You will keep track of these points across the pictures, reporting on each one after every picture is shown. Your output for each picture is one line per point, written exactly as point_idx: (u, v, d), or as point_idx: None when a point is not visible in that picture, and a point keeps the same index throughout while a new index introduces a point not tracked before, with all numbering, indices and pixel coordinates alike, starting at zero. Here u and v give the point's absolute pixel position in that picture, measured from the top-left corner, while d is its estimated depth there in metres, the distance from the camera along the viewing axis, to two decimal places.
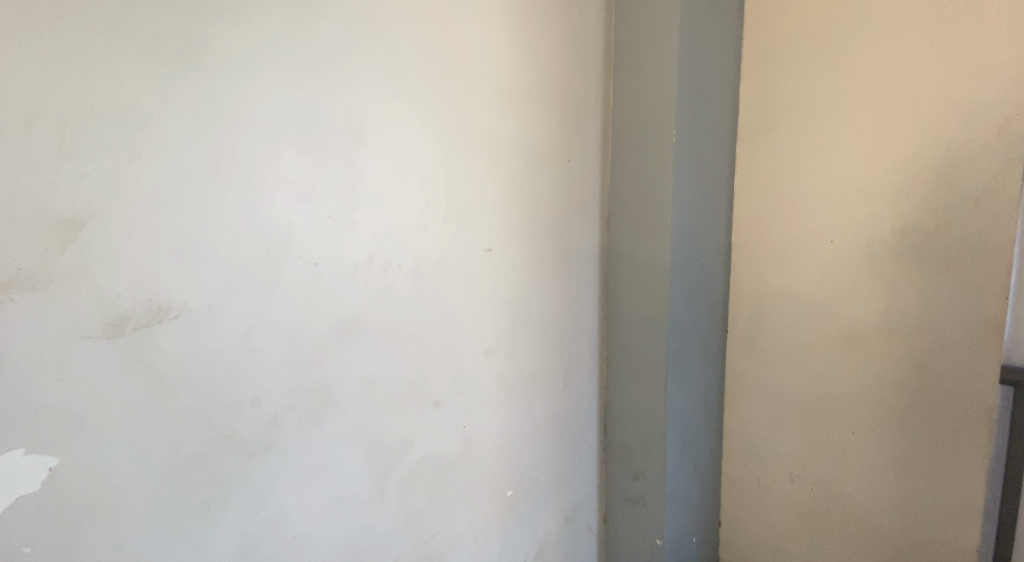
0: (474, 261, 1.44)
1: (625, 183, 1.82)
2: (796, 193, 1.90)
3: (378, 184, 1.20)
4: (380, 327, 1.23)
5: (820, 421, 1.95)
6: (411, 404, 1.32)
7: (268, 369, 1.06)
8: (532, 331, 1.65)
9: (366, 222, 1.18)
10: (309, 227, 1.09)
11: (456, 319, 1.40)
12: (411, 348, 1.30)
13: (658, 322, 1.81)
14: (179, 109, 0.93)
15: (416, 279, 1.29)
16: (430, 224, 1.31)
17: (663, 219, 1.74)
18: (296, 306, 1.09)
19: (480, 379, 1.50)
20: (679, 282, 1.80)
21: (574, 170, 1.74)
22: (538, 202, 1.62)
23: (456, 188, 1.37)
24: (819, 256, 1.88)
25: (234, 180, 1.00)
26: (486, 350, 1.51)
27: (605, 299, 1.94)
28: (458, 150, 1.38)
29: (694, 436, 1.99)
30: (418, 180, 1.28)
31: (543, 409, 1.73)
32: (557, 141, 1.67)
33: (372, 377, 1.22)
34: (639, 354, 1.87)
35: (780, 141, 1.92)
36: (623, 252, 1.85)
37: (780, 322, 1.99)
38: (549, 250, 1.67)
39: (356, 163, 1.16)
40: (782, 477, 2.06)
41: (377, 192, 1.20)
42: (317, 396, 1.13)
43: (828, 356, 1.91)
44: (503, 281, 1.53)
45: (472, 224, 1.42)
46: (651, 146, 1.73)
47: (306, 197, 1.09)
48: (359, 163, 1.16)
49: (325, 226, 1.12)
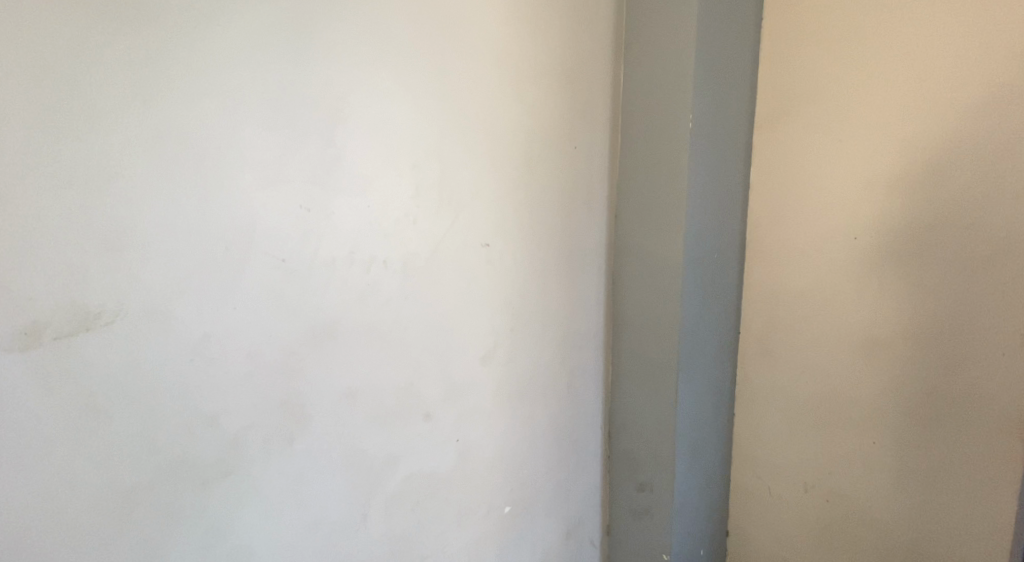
0: (471, 257, 1.30)
1: (635, 174, 1.67)
2: (816, 186, 1.76)
3: (359, 170, 1.05)
4: (360, 332, 1.08)
5: (838, 430, 1.81)
6: (398, 417, 1.18)
7: (227, 382, 0.92)
8: (535, 333, 1.51)
9: (344, 214, 1.03)
10: (277, 220, 0.95)
11: (449, 322, 1.26)
12: (397, 355, 1.16)
13: (669, 324, 1.67)
14: (116, 80, 0.79)
15: (403, 277, 1.14)
16: (420, 216, 1.17)
17: (676, 213, 1.60)
18: (261, 310, 0.94)
19: (476, 388, 1.36)
20: (691, 281, 1.65)
21: (581, 158, 1.60)
22: (541, 192, 1.48)
23: (451, 175, 1.23)
24: (841, 255, 1.73)
25: (182, 163, 0.85)
26: (483, 356, 1.36)
27: (611, 299, 1.79)
28: (453, 134, 1.23)
29: (704, 446, 1.86)
30: (402, 168, 1.13)
31: (545, 419, 1.60)
32: (562, 126, 1.52)
33: (350, 388, 1.08)
34: (647, 357, 1.73)
35: (800, 130, 1.77)
36: (632, 248, 1.71)
37: (797, 324, 1.84)
38: (553, 246, 1.53)
39: (331, 147, 1.01)
40: (796, 488, 1.92)
41: (358, 180, 1.05)
42: (287, 411, 0.99)
43: (847, 362, 1.76)
44: (504, 279, 1.39)
45: (470, 216, 1.28)
46: (665, 135, 1.60)
47: (271, 184, 0.94)
48: (337, 146, 1.02)
49: (295, 219, 0.97)
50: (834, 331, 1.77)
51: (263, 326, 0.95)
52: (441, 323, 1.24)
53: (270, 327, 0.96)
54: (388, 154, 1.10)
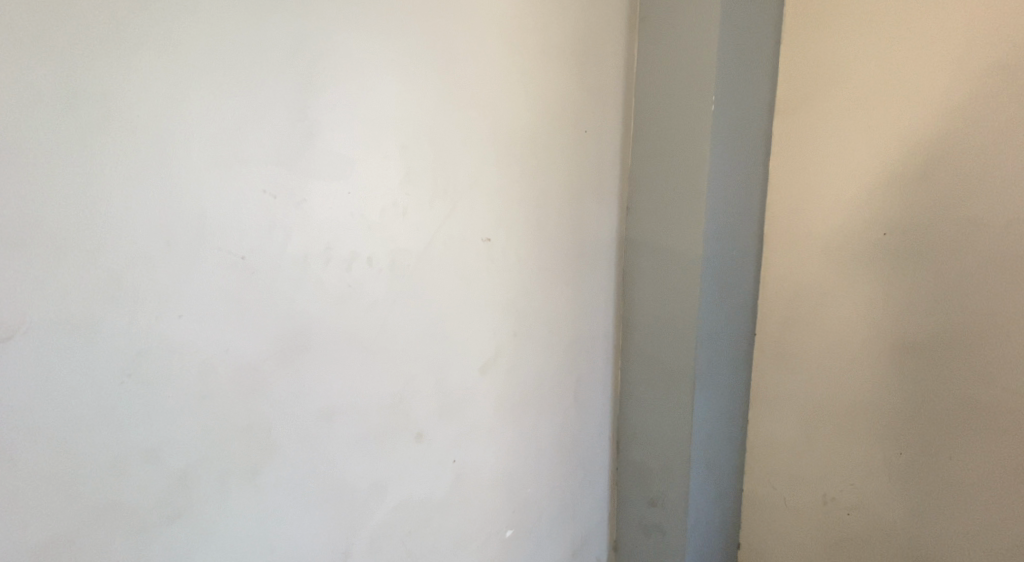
0: (469, 254, 1.13)
1: (649, 162, 1.52)
2: (843, 174, 1.59)
3: (335, 150, 0.89)
4: (334, 340, 0.91)
5: (861, 439, 1.65)
6: (385, 439, 1.02)
7: (169, 406, 0.76)
8: (541, 337, 1.35)
9: (316, 203, 0.87)
10: (232, 209, 0.79)
11: (445, 328, 1.10)
12: (381, 365, 0.99)
13: (685, 326, 1.52)
14: (12, 28, 0.62)
15: (388, 276, 0.98)
16: (410, 207, 1.00)
17: (695, 204, 1.44)
18: (211, 318, 0.78)
19: (474, 402, 1.20)
20: (710, 278, 1.50)
21: (591, 144, 1.43)
22: (546, 181, 1.31)
23: (446, 159, 1.07)
24: (868, 251, 1.57)
25: (108, 137, 0.69)
26: (483, 365, 1.20)
27: (621, 298, 1.64)
28: (448, 111, 1.07)
29: (718, 458, 1.71)
30: (385, 150, 0.96)
31: (550, 434, 1.44)
32: (572, 107, 1.36)
33: (323, 407, 0.91)
34: (660, 362, 1.58)
35: (827, 112, 1.59)
36: (646, 243, 1.55)
37: (819, 324, 1.67)
38: (560, 240, 1.37)
39: (299, 124, 0.84)
40: (814, 500, 1.76)
41: (332, 163, 0.88)
42: (246, 437, 0.83)
43: (874, 366, 1.60)
44: (507, 278, 1.23)
45: (467, 207, 1.12)
46: (684, 117, 1.44)
47: (224, 166, 0.78)
48: (308, 120, 0.85)
49: (254, 208, 0.81)
50: (859, 332, 1.61)
51: (214, 337, 0.79)
52: (436, 328, 1.08)
53: (222, 338, 0.79)
54: (370, 133, 0.93)
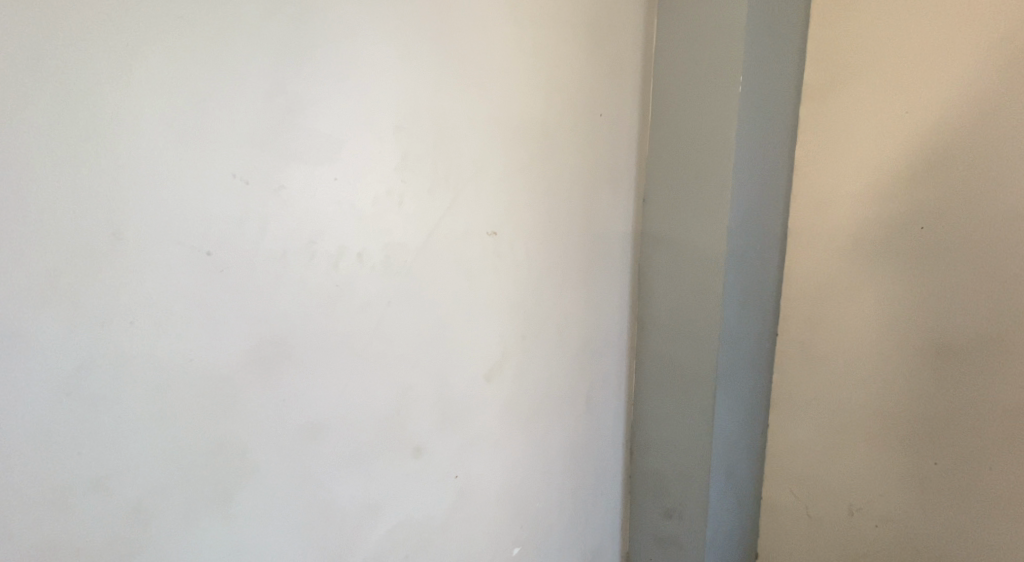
0: (473, 249, 1.02)
1: (669, 150, 1.40)
2: (878, 163, 1.45)
3: (319, 130, 0.77)
4: (318, 346, 0.80)
5: (893, 447, 1.53)
6: (378, 455, 0.91)
7: (120, 430, 0.65)
8: (551, 340, 1.24)
9: (297, 189, 0.75)
10: (195, 195, 0.67)
11: (447, 330, 0.99)
12: (372, 374, 0.88)
13: (707, 326, 1.40)
14: None
15: (382, 274, 0.86)
16: (407, 196, 0.89)
17: (720, 194, 1.33)
18: (169, 326, 0.67)
19: (479, 412, 1.08)
20: (734, 275, 1.38)
21: (606, 129, 1.31)
22: (557, 171, 1.20)
23: (449, 144, 0.95)
24: (903, 247, 1.44)
25: (45, 111, 0.57)
26: (489, 371, 1.09)
27: (636, 296, 1.52)
28: (450, 90, 0.95)
29: (739, 467, 1.59)
30: (375, 129, 0.83)
31: (562, 445, 1.31)
32: (587, 88, 1.24)
33: (303, 422, 0.80)
34: (679, 365, 1.46)
35: (861, 94, 1.45)
36: (664, 237, 1.44)
37: (847, 324, 1.54)
38: (571, 234, 1.25)
39: (275, 97, 0.72)
40: (839, 510, 1.64)
41: (315, 145, 0.77)
42: (214, 461, 0.73)
43: (908, 370, 1.47)
44: (514, 276, 1.12)
45: (471, 197, 1.00)
46: (709, 101, 1.32)
47: (185, 146, 0.66)
48: (287, 94, 0.73)
49: (220, 195, 0.69)
50: (892, 334, 1.48)
51: (175, 347, 0.68)
52: (437, 330, 0.97)
53: (185, 347, 0.68)
54: (358, 110, 0.81)
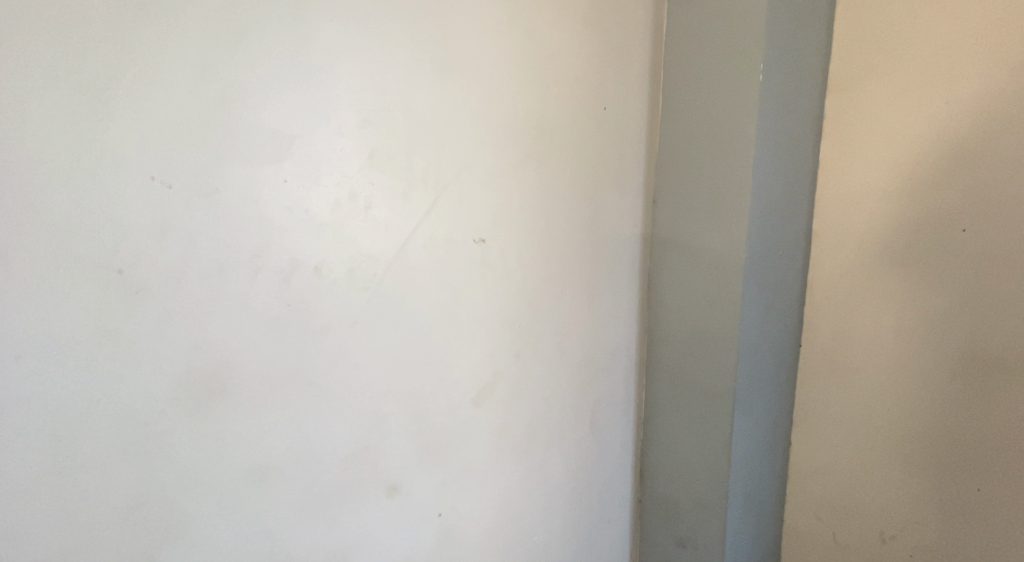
0: (457, 259, 0.90)
1: (682, 146, 1.27)
2: (913, 157, 1.30)
3: (264, 124, 0.65)
4: (266, 377, 0.69)
5: (930, 472, 1.37)
6: (344, 498, 0.79)
7: (11, 487, 0.54)
8: (549, 358, 1.12)
9: (236, 194, 0.64)
10: (101, 202, 0.56)
11: (426, 352, 0.87)
12: (333, 406, 0.76)
13: (724, 339, 1.27)
14: None
15: (345, 290, 0.75)
16: (375, 201, 0.77)
17: (737, 194, 1.20)
18: (70, 361, 0.56)
19: (465, 441, 0.96)
20: (753, 282, 1.25)
21: (611, 124, 1.19)
22: (556, 169, 1.07)
23: (428, 141, 0.83)
24: (943, 252, 1.29)
25: None
26: (477, 394, 0.97)
27: (645, 305, 1.40)
28: (430, 79, 0.83)
29: (759, 493, 1.45)
30: (335, 122, 0.71)
31: (562, 473, 1.19)
32: (589, 79, 1.12)
33: (249, 466, 0.69)
34: (694, 381, 1.34)
35: (895, 82, 1.31)
36: (677, 242, 1.31)
37: (878, 336, 1.39)
38: (572, 240, 1.13)
39: (205, 87, 0.61)
40: (869, 539, 1.48)
41: (259, 141, 0.65)
42: (134, 517, 0.62)
43: (948, 387, 1.32)
44: (505, 288, 1.00)
45: (455, 199, 0.88)
46: (726, 91, 1.19)
47: (92, 142, 0.55)
48: (222, 80, 0.62)
49: (133, 202, 0.58)
50: (930, 347, 1.33)
51: (81, 386, 0.57)
52: (414, 351, 0.85)
53: (91, 385, 0.57)
54: (313, 102, 0.69)
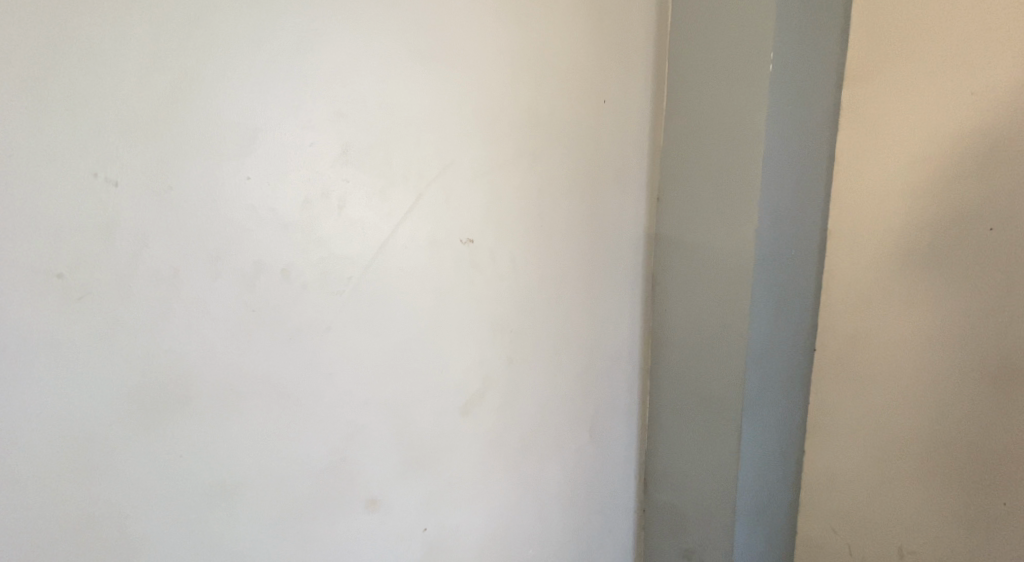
0: (442, 260, 0.85)
1: (688, 141, 1.21)
2: (936, 152, 1.23)
3: (225, 117, 0.61)
4: (229, 387, 0.65)
5: (953, 484, 1.30)
6: (318, 514, 0.75)
7: None
8: (545, 363, 1.07)
9: (192, 191, 0.59)
10: (39, 199, 0.52)
11: (408, 359, 0.83)
12: (304, 417, 0.71)
13: (731, 343, 1.21)
14: None
15: (317, 293, 0.70)
16: (351, 199, 0.72)
17: (746, 191, 1.14)
18: (9, 372, 0.52)
19: (453, 451, 0.91)
20: (763, 284, 1.19)
21: (612, 118, 1.13)
22: (553, 166, 1.02)
23: (410, 136, 0.78)
24: (967, 252, 1.22)
25: None
26: (466, 402, 0.92)
27: (650, 308, 1.34)
28: (412, 69, 0.78)
29: (769, 503, 1.39)
30: (305, 115, 0.67)
31: (559, 483, 1.14)
32: (588, 71, 1.07)
33: (211, 482, 0.65)
34: (700, 386, 1.28)
35: (917, 73, 1.24)
36: (682, 241, 1.25)
37: (897, 341, 1.32)
38: (570, 240, 1.08)
39: (159, 77, 0.57)
40: (887, 553, 1.41)
41: (219, 135, 0.61)
42: (81, 538, 0.58)
43: (971, 395, 1.25)
44: (496, 290, 0.95)
45: (440, 198, 0.84)
46: (734, 83, 1.12)
47: (29, 137, 0.51)
48: (176, 69, 0.58)
49: (76, 199, 0.54)
50: (952, 353, 1.26)
51: (21, 398, 0.53)
52: (396, 357, 0.81)
53: (33, 398, 0.53)
54: (280, 94, 0.65)
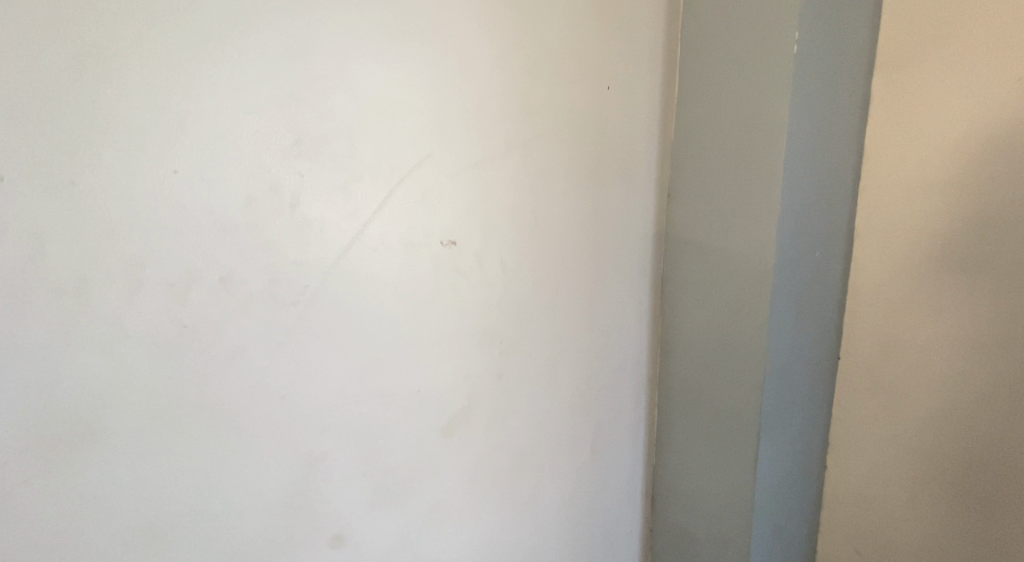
0: (419, 265, 0.76)
1: (702, 131, 1.10)
2: (978, 144, 1.10)
3: (142, 100, 0.52)
4: (154, 414, 0.56)
5: (991, 511, 1.18)
6: (273, 554, 0.66)
7: None
8: (540, 376, 0.97)
9: (102, 189, 0.51)
10: None
11: (379, 376, 0.73)
12: (250, 447, 0.62)
13: (747, 353, 1.11)
14: None
15: (265, 304, 0.61)
16: (306, 197, 0.63)
17: (765, 187, 1.03)
18: None
19: (433, 476, 0.82)
20: (784, 288, 1.08)
21: (618, 106, 1.03)
22: (550, 159, 0.92)
23: (378, 126, 0.69)
24: (1013, 256, 1.09)
25: None
26: (448, 421, 0.83)
27: (659, 312, 1.24)
28: (380, 47, 0.68)
29: (788, 524, 1.28)
30: (247, 99, 0.58)
31: (556, 504, 1.05)
32: (590, 53, 0.96)
33: (134, 525, 0.56)
34: (713, 398, 1.17)
35: (955, 55, 1.10)
36: (694, 242, 1.14)
37: (931, 352, 1.20)
38: (568, 241, 0.98)
39: (52, 51, 0.48)
40: None
41: (134, 119, 0.52)
42: None
43: (1014, 415, 1.12)
44: (482, 297, 0.85)
45: (416, 195, 0.74)
46: (753, 66, 1.01)
47: None
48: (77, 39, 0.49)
49: None
50: (993, 369, 1.13)
51: None
52: (364, 375, 0.72)
53: None
54: (215, 74, 0.56)
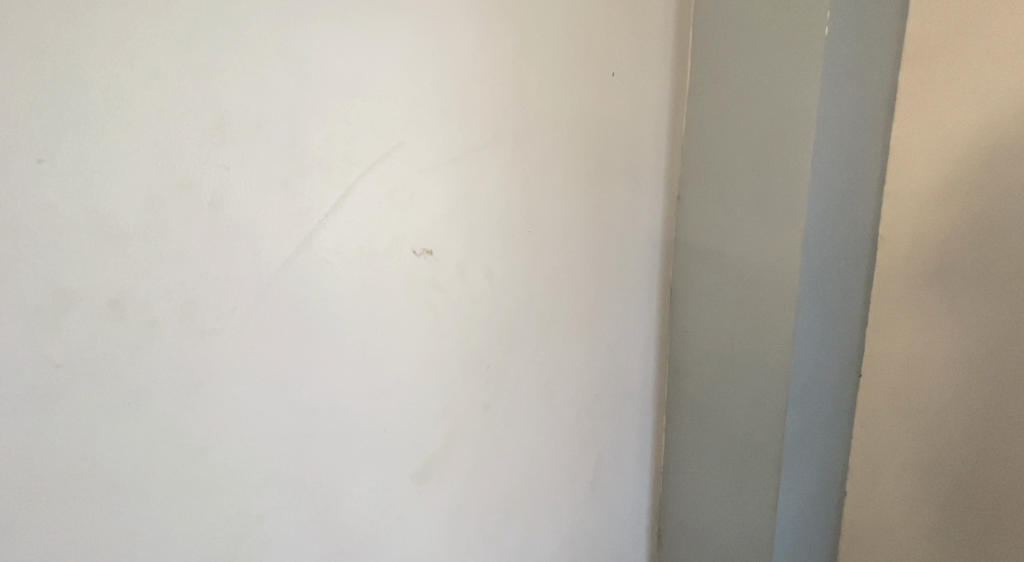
0: (384, 278, 0.63)
1: (716, 124, 0.97)
2: None
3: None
4: (23, 473, 0.44)
5: None
6: None
7: None
8: (534, 406, 0.84)
9: None
10: None
11: (336, 416, 0.61)
12: (153, 512, 0.50)
13: (767, 375, 0.98)
14: None
15: (172, 334, 0.49)
16: (233, 195, 0.51)
17: (790, 188, 0.90)
18: None
19: (405, 530, 0.69)
20: (810, 303, 0.95)
21: (623, 95, 0.90)
22: (545, 155, 0.79)
23: (328, 109, 0.56)
24: None
25: None
26: (423, 464, 0.70)
27: (667, 327, 1.10)
28: (330, 10, 0.55)
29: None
30: (144, 67, 0.46)
31: (551, 550, 0.92)
32: (591, 32, 0.83)
33: None
34: (728, 425, 1.04)
35: (1001, 37, 0.93)
36: (708, 249, 1.01)
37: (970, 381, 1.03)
38: (566, 249, 0.85)
39: None
40: None
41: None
42: None
43: None
44: (464, 316, 0.72)
45: (379, 196, 0.61)
46: (775, 50, 0.88)
47: None
48: None
49: None
50: None
51: None
52: (315, 416, 0.59)
53: None
54: (98, 35, 0.44)
